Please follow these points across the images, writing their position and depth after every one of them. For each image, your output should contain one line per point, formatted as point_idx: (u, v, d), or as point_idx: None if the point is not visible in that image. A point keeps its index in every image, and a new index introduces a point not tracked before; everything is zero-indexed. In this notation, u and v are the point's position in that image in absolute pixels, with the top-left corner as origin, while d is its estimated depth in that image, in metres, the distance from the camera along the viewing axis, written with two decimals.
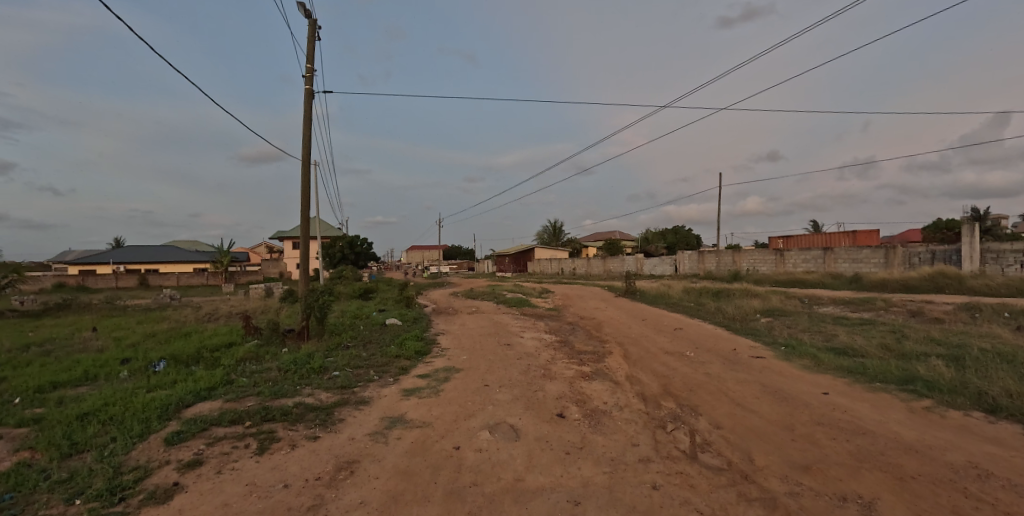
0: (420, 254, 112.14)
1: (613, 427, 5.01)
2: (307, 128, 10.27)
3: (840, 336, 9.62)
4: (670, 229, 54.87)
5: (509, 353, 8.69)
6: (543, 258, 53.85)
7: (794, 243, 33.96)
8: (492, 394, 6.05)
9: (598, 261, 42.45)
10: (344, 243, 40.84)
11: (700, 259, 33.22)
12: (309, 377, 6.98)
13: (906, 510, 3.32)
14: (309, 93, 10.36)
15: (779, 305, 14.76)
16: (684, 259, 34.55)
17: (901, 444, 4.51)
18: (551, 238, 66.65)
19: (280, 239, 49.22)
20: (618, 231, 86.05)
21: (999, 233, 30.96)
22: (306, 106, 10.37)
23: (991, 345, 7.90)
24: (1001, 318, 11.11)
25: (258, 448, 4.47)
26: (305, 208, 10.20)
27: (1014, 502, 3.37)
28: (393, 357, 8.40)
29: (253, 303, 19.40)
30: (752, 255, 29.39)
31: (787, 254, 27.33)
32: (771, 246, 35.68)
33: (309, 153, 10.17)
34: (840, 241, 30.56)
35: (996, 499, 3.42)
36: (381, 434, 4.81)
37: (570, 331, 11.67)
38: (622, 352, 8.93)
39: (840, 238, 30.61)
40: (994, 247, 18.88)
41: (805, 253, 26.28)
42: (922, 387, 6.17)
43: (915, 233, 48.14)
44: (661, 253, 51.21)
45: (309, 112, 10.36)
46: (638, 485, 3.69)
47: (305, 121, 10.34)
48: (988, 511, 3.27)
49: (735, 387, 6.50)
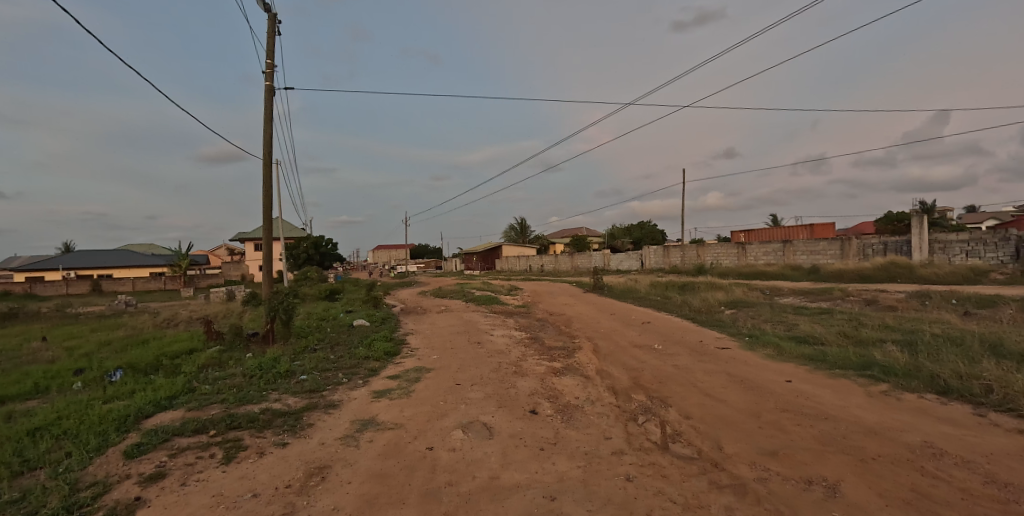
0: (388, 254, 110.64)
1: (586, 421, 5.04)
2: (268, 125, 9.96)
3: (802, 326, 9.98)
4: (636, 224, 55.98)
5: (480, 351, 8.66)
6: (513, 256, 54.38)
7: (755, 237, 35.16)
8: (465, 393, 6.00)
9: (565, 258, 42.84)
10: (308, 244, 39.84)
11: (665, 253, 33.85)
12: (276, 382, 6.79)
13: (870, 491, 3.46)
14: (270, 90, 10.02)
15: (742, 297, 15.27)
16: (650, 254, 35.20)
17: (862, 427, 4.71)
18: (518, 236, 66.83)
19: (243, 240, 47.60)
20: (585, 228, 86.82)
21: (946, 225, 32.81)
22: (267, 104, 10.05)
23: (942, 330, 8.36)
24: (949, 304, 11.74)
25: (224, 457, 4.31)
26: (268, 209, 9.89)
27: (967, 478, 3.58)
28: (363, 358, 8.28)
29: (214, 307, 18.66)
30: (715, 249, 30.15)
31: (748, 247, 28.14)
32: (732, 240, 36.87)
33: (271, 150, 9.85)
34: (798, 234, 31.81)
35: (951, 476, 3.63)
36: (352, 437, 4.71)
37: (540, 328, 11.69)
38: (592, 347, 9.01)
39: (798, 232, 31.81)
40: (942, 237, 20.09)
41: (765, 246, 27.16)
42: (879, 372, 6.46)
43: (868, 225, 50.61)
44: (629, 249, 52.06)
45: (271, 108, 10.04)
46: (612, 478, 3.73)
47: (267, 118, 10.02)
48: (944, 488, 3.46)
49: (703, 378, 6.66)
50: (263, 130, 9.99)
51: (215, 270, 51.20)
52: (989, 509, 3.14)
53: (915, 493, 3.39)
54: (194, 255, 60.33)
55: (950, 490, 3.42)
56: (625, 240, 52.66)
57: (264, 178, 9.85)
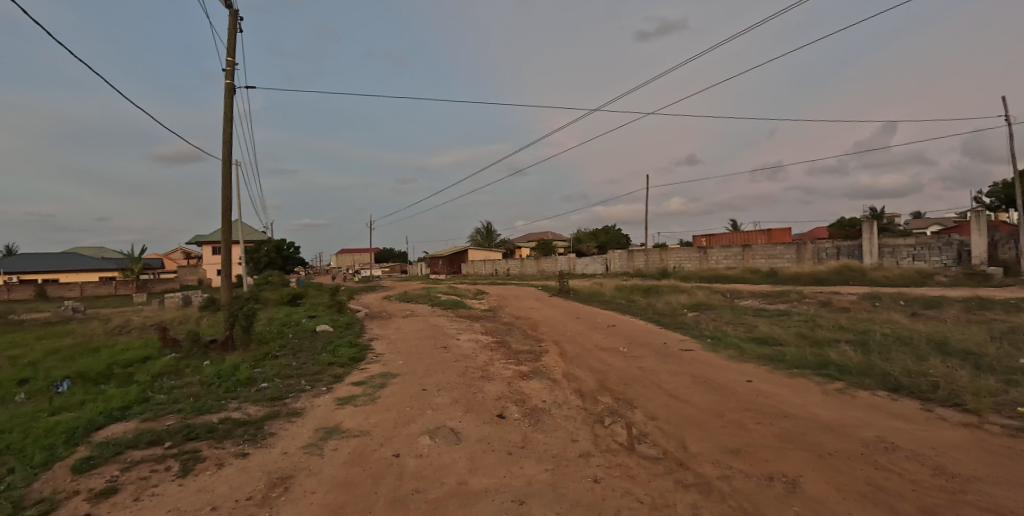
0: (354, 258, 109.06)
1: (554, 424, 5.07)
2: (229, 125, 9.67)
3: (761, 327, 10.33)
4: (602, 228, 56.70)
5: (446, 356, 8.60)
6: (478, 260, 54.72)
7: (716, 241, 36.27)
8: (431, 398, 5.94)
9: (531, 262, 43.17)
10: (269, 247, 38.94)
11: (630, 257, 34.38)
12: (236, 390, 6.56)
13: (827, 485, 3.60)
14: (230, 88, 9.73)
15: (704, 299, 15.69)
16: (615, 258, 35.45)
17: (819, 424, 4.90)
18: (484, 240, 67.18)
19: (202, 244, 45.90)
20: (550, 232, 87.84)
21: (894, 230, 34.71)
22: (227, 102, 9.74)
23: (894, 330, 8.79)
24: (898, 305, 12.38)
25: (181, 470, 4.13)
26: (228, 211, 9.59)
27: (917, 471, 3.77)
28: (327, 365, 8.10)
29: (170, 312, 17.89)
30: (678, 253, 30.90)
31: (709, 251, 28.94)
32: (695, 245, 37.84)
33: (231, 151, 9.56)
34: (757, 238, 33.01)
35: (902, 469, 3.81)
36: (316, 446, 4.59)
37: (506, 331, 11.72)
38: (558, 350, 9.09)
39: (757, 237, 33.01)
40: (890, 242, 21.18)
41: (726, 250, 28.00)
42: (835, 371, 6.74)
43: (822, 230, 53.10)
44: (592, 253, 53.01)
45: (231, 107, 9.75)
46: (580, 480, 3.76)
47: (227, 117, 9.72)
48: (896, 480, 3.63)
49: (667, 379, 6.80)
50: (223, 129, 9.67)
51: (171, 274, 49.15)
52: (937, 499, 3.31)
53: (869, 487, 3.54)
54: (149, 259, 57.74)
55: (901, 482, 3.60)
56: (590, 244, 53.60)
57: (223, 180, 9.54)
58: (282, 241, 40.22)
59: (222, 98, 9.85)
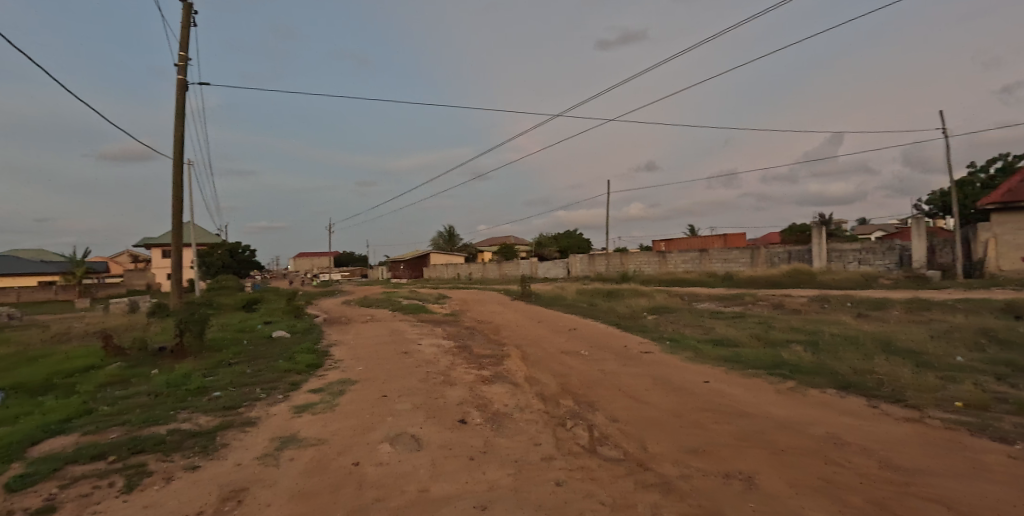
0: (316, 262, 106.63)
1: (516, 428, 5.07)
2: (181, 123, 9.29)
3: (718, 329, 10.68)
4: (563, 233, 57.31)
5: (408, 362, 8.48)
6: (439, 264, 54.79)
7: (675, 246, 37.40)
8: (392, 405, 5.84)
9: (493, 265, 43.39)
10: (223, 251, 37.77)
11: (591, 261, 35.10)
12: (187, 399, 6.28)
13: (781, 481, 3.73)
14: (183, 84, 9.36)
15: (664, 303, 16.12)
16: (576, 261, 36.18)
17: (773, 422, 5.09)
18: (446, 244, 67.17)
19: (151, 246, 43.81)
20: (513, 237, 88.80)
21: (840, 235, 36.77)
22: (179, 99, 9.36)
23: (842, 330, 9.26)
24: (845, 307, 13.08)
25: (125, 485, 3.90)
26: (180, 212, 9.20)
27: (865, 465, 3.95)
28: (285, 371, 7.87)
29: (115, 319, 16.91)
30: (638, 257, 31.65)
31: (668, 255, 29.78)
32: (655, 249, 38.74)
33: (184, 150, 9.18)
34: (714, 243, 34.27)
35: (851, 463, 4.00)
36: (272, 456, 4.43)
37: (469, 336, 11.67)
38: (521, 354, 9.12)
39: (714, 241, 34.20)
40: (838, 247, 22.40)
41: (684, 255, 28.90)
42: (787, 371, 7.02)
43: (775, 235, 55.69)
44: (553, 257, 53.81)
45: (184, 104, 9.38)
46: (543, 483, 3.77)
47: (180, 114, 9.35)
48: (845, 474, 3.80)
49: (628, 381, 6.92)
50: (175, 127, 9.29)
51: (117, 278, 46.56)
52: (882, 491, 3.49)
53: (821, 481, 3.69)
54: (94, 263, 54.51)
55: (850, 476, 3.77)
56: (552, 248, 54.52)
57: (175, 180, 9.15)
58: (236, 245, 39.17)
59: (175, 94, 9.46)
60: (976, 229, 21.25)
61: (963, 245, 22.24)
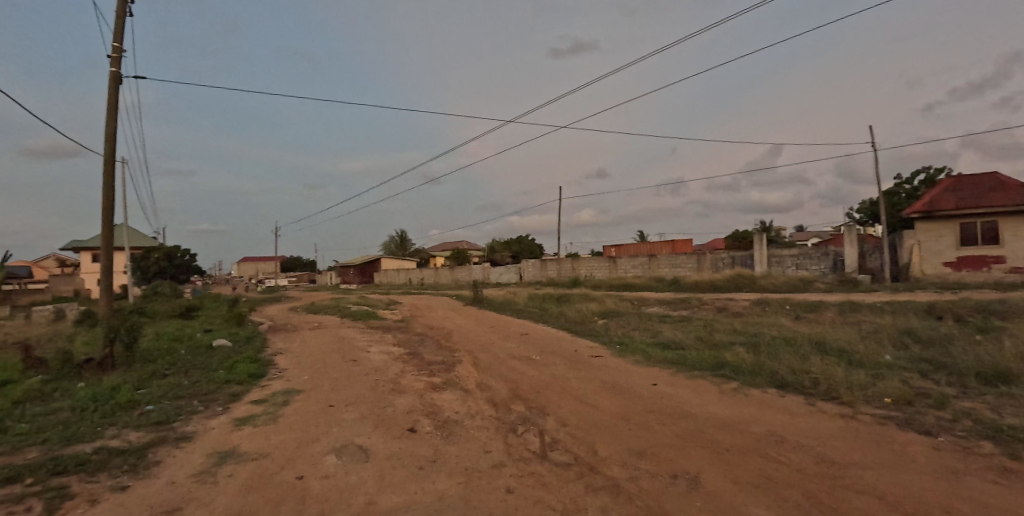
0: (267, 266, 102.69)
1: (465, 435, 5.03)
2: (114, 118, 8.75)
3: (665, 332, 11.01)
4: (513, 238, 57.37)
5: (356, 370, 8.27)
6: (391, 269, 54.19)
7: (624, 251, 38.51)
8: (338, 415, 5.66)
9: (446, 271, 43.27)
10: (160, 254, 35.72)
11: (543, 266, 35.64)
12: (115, 415, 5.85)
13: (725, 479, 3.87)
14: (116, 78, 8.81)
15: (614, 307, 16.52)
16: (528, 267, 36.70)
17: (716, 422, 5.28)
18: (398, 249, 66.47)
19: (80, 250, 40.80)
20: (468, 242, 88.95)
21: (780, 241, 39.00)
22: (112, 93, 8.81)
23: (780, 332, 9.77)
24: (783, 309, 13.84)
25: (41, 510, 3.58)
26: (111, 214, 8.63)
27: (801, 461, 4.16)
28: (224, 383, 7.50)
29: (35, 329, 15.54)
30: (589, 262, 32.35)
31: (618, 261, 30.60)
32: (605, 255, 39.64)
33: (116, 147, 8.64)
34: (662, 248, 35.53)
35: (790, 460, 4.19)
36: (209, 473, 4.19)
37: (420, 342, 11.51)
38: (472, 360, 9.08)
39: (661, 247, 35.46)
40: (777, 252, 23.75)
41: (633, 260, 29.78)
42: (730, 372, 7.32)
43: (719, 241, 58.46)
44: (505, 262, 54.17)
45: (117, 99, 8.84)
46: (493, 491, 3.74)
47: (113, 109, 8.79)
48: (783, 470, 3.98)
49: (578, 386, 7.01)
50: (106, 123, 8.73)
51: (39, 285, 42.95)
52: (817, 485, 3.68)
53: (760, 478, 3.85)
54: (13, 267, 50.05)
55: (788, 471, 3.95)
56: (504, 253, 55.08)
57: (106, 179, 8.58)
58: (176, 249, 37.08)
59: (107, 88, 8.90)
60: (902, 236, 22.91)
61: (890, 251, 24.17)
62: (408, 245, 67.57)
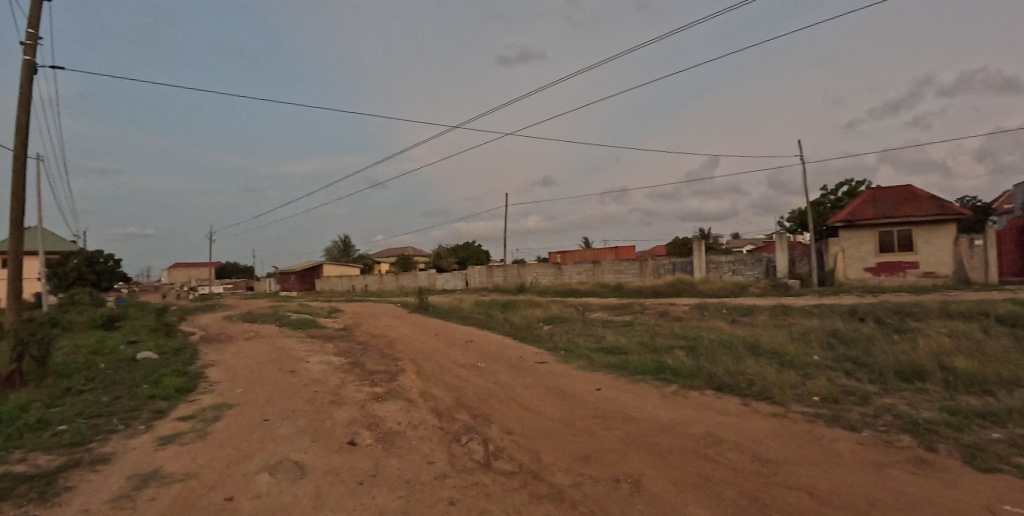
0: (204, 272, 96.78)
1: (408, 447, 4.92)
2: (26, 111, 8.01)
3: (608, 337, 11.29)
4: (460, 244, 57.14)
5: (294, 382, 7.93)
6: (333, 276, 52.58)
7: (570, 258, 39.32)
8: (273, 430, 5.39)
9: (391, 277, 42.57)
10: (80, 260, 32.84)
11: (489, 273, 35.74)
12: (18, 437, 5.29)
13: (665, 481, 3.98)
14: (29, 67, 8.09)
15: (558, 313, 16.79)
16: (474, 273, 36.73)
17: (657, 425, 5.44)
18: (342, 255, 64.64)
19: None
20: (415, 248, 87.62)
21: (718, 248, 41.21)
22: (24, 83, 8.07)
23: (718, 335, 10.26)
24: (721, 313, 14.56)
25: None
26: (18, 215, 7.86)
27: (737, 459, 4.35)
28: (146, 399, 6.97)
29: None
30: (534, 269, 32.75)
31: (564, 267, 31.15)
32: (552, 261, 40.23)
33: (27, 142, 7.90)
34: (606, 255, 36.54)
35: (727, 459, 4.38)
36: (126, 498, 3.86)
37: (362, 352, 11.19)
38: (416, 369, 8.93)
39: (606, 254, 36.50)
40: (714, 259, 24.97)
41: (579, 266, 30.41)
42: (670, 375, 7.59)
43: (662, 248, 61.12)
44: (453, 268, 53.93)
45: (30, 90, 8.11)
46: (435, 504, 3.67)
47: (25, 101, 8.05)
48: (720, 469, 4.15)
49: (522, 392, 7.04)
50: (17, 116, 7.98)
51: None
52: (751, 482, 3.86)
53: (699, 478, 3.99)
54: None
55: (724, 470, 4.13)
56: (451, 260, 54.82)
57: (14, 178, 7.82)
58: (95, 254, 34.11)
59: (18, 78, 8.15)
60: (829, 243, 24.67)
61: (817, 258, 26.14)
62: (352, 250, 65.68)
